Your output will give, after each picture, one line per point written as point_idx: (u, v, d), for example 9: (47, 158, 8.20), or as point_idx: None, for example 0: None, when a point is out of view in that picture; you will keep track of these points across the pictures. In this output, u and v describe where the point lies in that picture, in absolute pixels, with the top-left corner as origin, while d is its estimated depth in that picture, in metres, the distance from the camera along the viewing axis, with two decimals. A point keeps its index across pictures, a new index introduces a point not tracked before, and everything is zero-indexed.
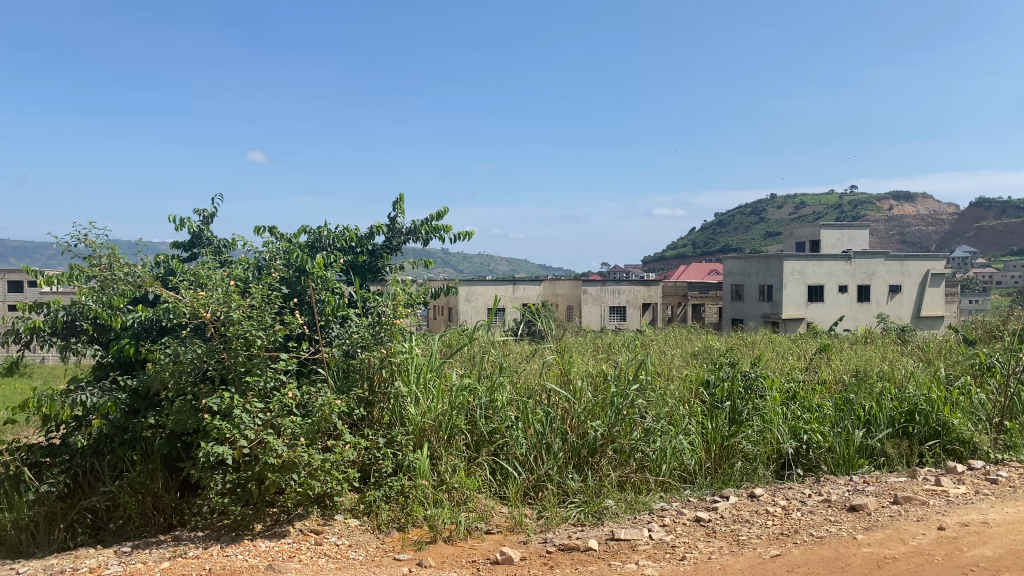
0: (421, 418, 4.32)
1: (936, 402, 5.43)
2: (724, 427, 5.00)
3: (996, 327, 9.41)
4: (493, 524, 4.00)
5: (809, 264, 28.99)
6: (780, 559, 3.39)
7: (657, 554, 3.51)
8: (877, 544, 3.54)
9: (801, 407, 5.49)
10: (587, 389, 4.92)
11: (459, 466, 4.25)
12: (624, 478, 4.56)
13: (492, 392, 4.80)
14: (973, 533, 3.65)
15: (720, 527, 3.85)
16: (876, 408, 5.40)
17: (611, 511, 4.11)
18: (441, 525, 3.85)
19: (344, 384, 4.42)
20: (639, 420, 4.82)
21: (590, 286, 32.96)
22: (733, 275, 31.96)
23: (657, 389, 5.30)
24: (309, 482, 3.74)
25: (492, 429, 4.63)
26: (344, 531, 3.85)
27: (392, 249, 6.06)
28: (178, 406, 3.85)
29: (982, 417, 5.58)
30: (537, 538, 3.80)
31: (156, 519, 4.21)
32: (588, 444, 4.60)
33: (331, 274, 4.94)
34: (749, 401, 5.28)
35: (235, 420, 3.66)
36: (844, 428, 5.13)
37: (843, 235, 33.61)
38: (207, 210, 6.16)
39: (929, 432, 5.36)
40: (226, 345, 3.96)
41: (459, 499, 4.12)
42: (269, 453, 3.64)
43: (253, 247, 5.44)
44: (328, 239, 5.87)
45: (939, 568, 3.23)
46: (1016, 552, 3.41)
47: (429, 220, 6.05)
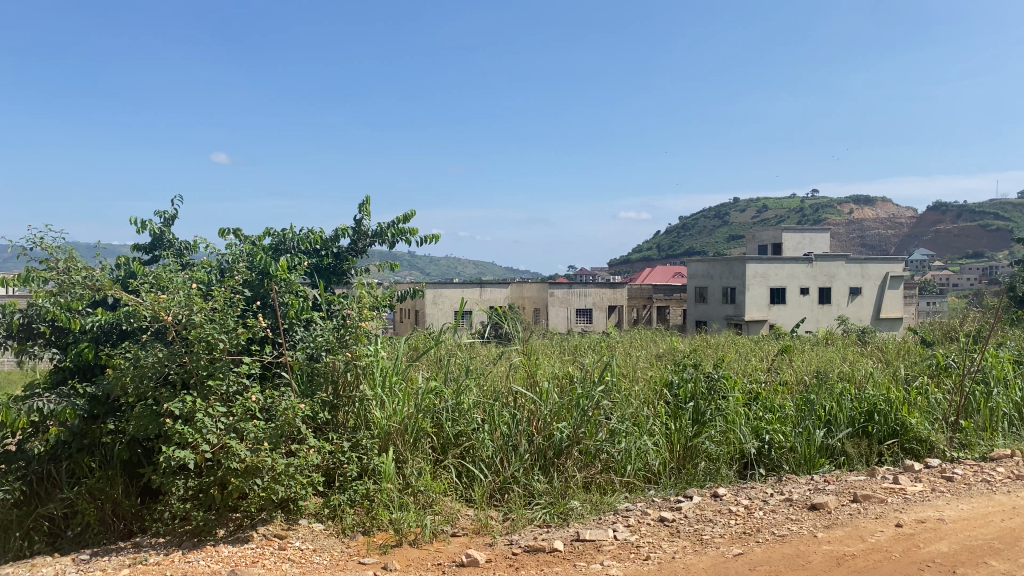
0: (387, 421, 4.33)
1: (895, 402, 5.53)
2: (688, 428, 5.06)
3: (953, 328, 9.61)
4: (459, 526, 3.99)
5: (772, 267, 29.40)
6: (743, 558, 3.43)
7: (622, 554, 3.54)
8: (836, 541, 3.60)
9: (764, 407, 5.56)
10: (554, 391, 4.93)
11: (425, 470, 4.26)
12: (590, 479, 4.58)
13: (458, 395, 4.79)
14: (929, 529, 3.73)
15: (684, 526, 3.89)
16: (836, 408, 5.48)
17: (576, 512, 4.14)
18: (407, 528, 3.84)
19: (308, 388, 4.36)
20: (605, 421, 4.86)
21: (557, 289, 33.09)
22: (697, 278, 32.31)
23: (622, 390, 5.36)
24: (273, 486, 3.69)
25: (458, 432, 4.62)
26: (308, 535, 3.82)
27: (358, 251, 6.03)
28: (138, 410, 3.77)
29: (939, 417, 5.70)
30: (503, 540, 3.80)
31: (116, 526, 4.18)
32: (554, 445, 4.62)
33: (296, 277, 4.90)
34: (712, 401, 5.35)
35: (197, 424, 3.62)
36: (805, 428, 5.21)
37: (805, 238, 34.12)
38: (168, 212, 6.10)
39: (888, 432, 5.46)
40: (187, 349, 3.91)
41: (425, 502, 4.11)
42: (232, 458, 3.62)
43: (216, 250, 5.40)
44: (293, 241, 5.82)
45: (897, 565, 3.30)
46: (970, 547, 3.49)
47: (396, 223, 6.04)
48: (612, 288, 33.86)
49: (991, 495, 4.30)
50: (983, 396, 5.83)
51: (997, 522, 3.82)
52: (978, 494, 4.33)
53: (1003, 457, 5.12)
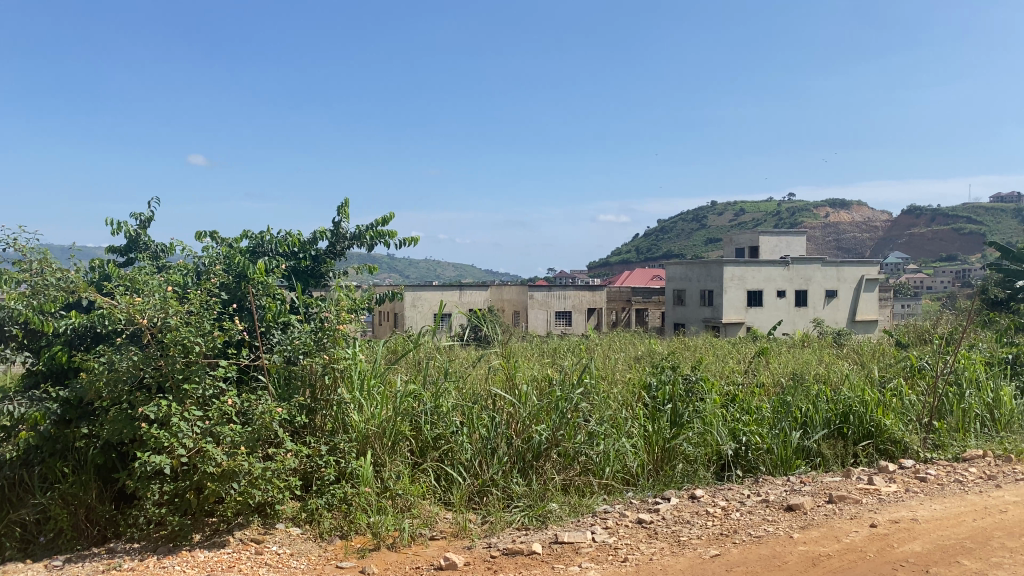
0: (365, 425, 4.31)
1: (870, 404, 5.59)
2: (666, 430, 5.08)
3: (927, 330, 9.72)
4: (437, 530, 3.99)
5: (749, 270, 29.61)
6: (720, 559, 3.45)
7: (600, 556, 3.55)
8: (812, 542, 3.63)
9: (741, 409, 5.60)
10: (533, 393, 4.93)
11: (403, 473, 4.25)
12: (568, 482, 4.59)
13: (438, 398, 4.77)
14: (902, 529, 3.77)
15: (662, 528, 3.91)
16: (812, 409, 5.53)
17: (554, 515, 4.14)
18: (385, 532, 3.83)
19: (285, 391, 4.34)
20: (583, 423, 4.87)
21: (536, 291, 33.12)
22: (675, 281, 32.48)
23: (601, 392, 5.37)
24: (249, 491, 3.66)
25: (437, 435, 4.60)
26: (285, 539, 3.80)
27: (336, 254, 6.01)
28: (113, 414, 3.73)
29: (913, 418, 5.78)
30: (481, 543, 3.80)
31: (90, 532, 4.11)
32: (533, 448, 4.63)
33: (273, 280, 4.87)
34: (690, 403, 5.38)
35: (173, 429, 3.60)
36: (781, 430, 5.26)
37: (782, 241, 34.40)
38: (145, 214, 6.03)
39: (863, 433, 5.53)
40: (163, 353, 3.88)
41: (403, 506, 4.10)
42: (208, 462, 3.61)
43: (192, 252, 5.35)
44: (270, 244, 5.77)
45: (871, 565, 3.33)
46: (943, 547, 3.53)
47: (375, 225, 6.02)
48: (591, 291, 33.95)
49: (963, 495, 4.37)
50: (955, 398, 5.91)
51: (969, 522, 3.87)
52: (951, 494, 4.38)
53: (975, 458, 5.20)
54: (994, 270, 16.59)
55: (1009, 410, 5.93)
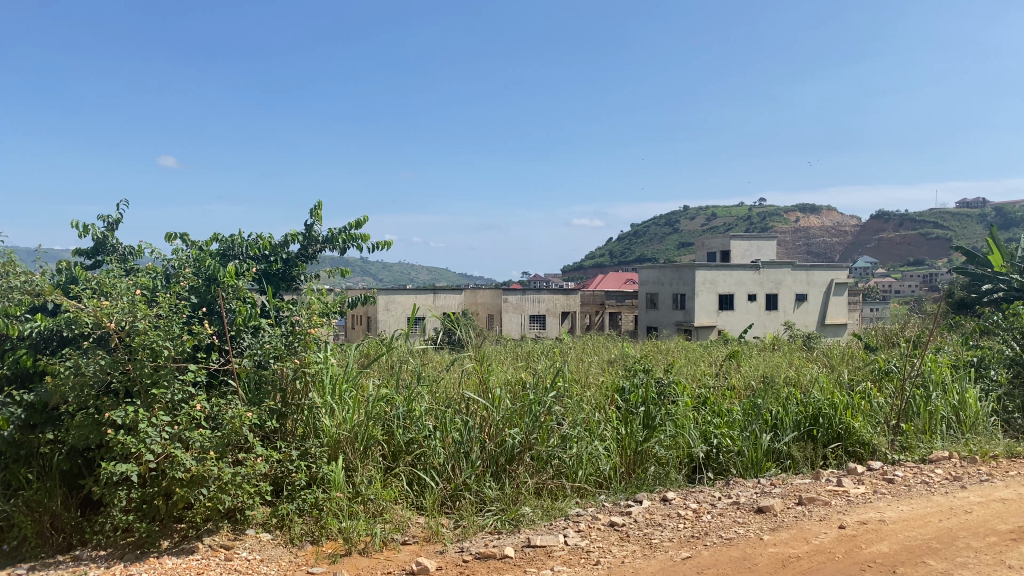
0: (336, 430, 4.29)
1: (839, 407, 5.66)
2: (639, 433, 5.10)
3: (895, 333, 9.85)
4: (409, 534, 3.97)
5: (721, 274, 29.87)
6: (691, 561, 3.47)
7: (572, 559, 3.55)
8: (782, 544, 3.66)
9: (712, 412, 5.63)
10: (506, 397, 4.93)
11: (375, 478, 4.23)
12: (541, 485, 4.60)
13: (410, 402, 4.75)
14: (870, 531, 3.82)
15: (634, 531, 3.92)
16: (782, 412, 5.58)
17: (527, 519, 4.15)
18: (356, 538, 3.81)
19: (256, 396, 4.25)
20: (557, 426, 4.88)
21: (510, 295, 33.13)
22: (648, 285, 32.66)
23: (574, 395, 5.39)
24: (219, 496, 3.65)
25: (409, 439, 4.58)
26: (255, 545, 3.76)
27: (308, 257, 5.98)
28: (79, 419, 3.68)
29: (881, 420, 5.86)
30: (454, 547, 3.79)
31: (55, 539, 4.03)
32: (506, 451, 4.62)
33: (244, 283, 4.81)
34: (662, 407, 5.40)
35: (140, 434, 3.54)
36: (752, 432, 5.31)
37: (753, 245, 34.73)
38: (112, 216, 5.96)
39: (832, 436, 5.59)
40: (131, 357, 3.81)
41: (375, 511, 4.08)
42: (177, 468, 3.56)
43: (161, 254, 5.28)
44: (240, 247, 5.73)
45: (840, 566, 3.37)
46: (910, 547, 3.59)
47: (347, 228, 6.00)
48: (566, 294, 34.02)
49: (929, 496, 4.44)
50: (922, 400, 6.00)
51: (935, 522, 3.93)
52: (918, 495, 4.45)
53: (941, 460, 5.28)
54: (960, 273, 16.86)
55: (974, 412, 6.03)
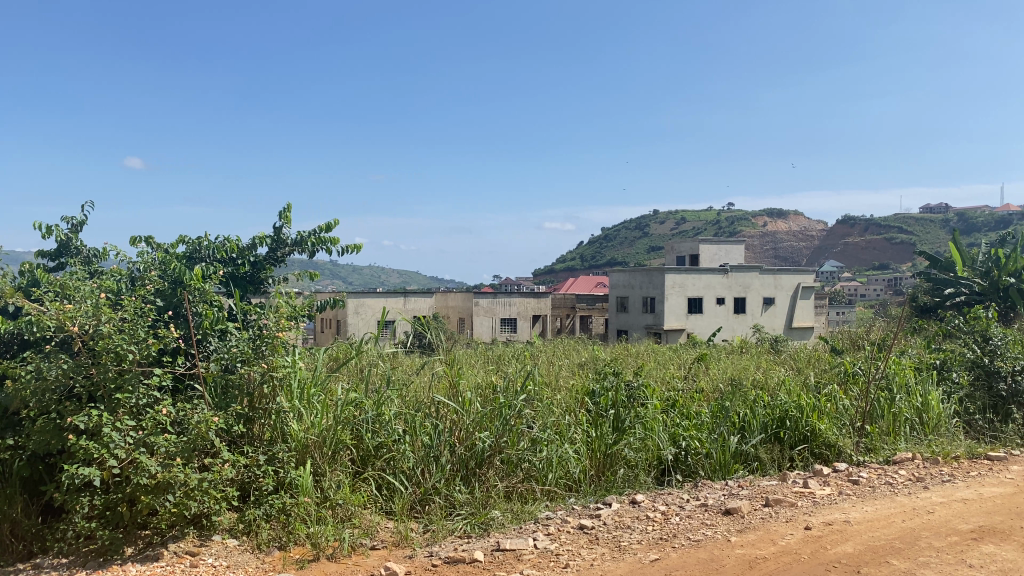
0: (304, 434, 4.24)
1: (806, 409, 5.72)
2: (608, 436, 5.13)
3: (860, 336, 10.01)
4: (378, 539, 3.95)
5: (690, 277, 30.12)
6: (659, 563, 3.50)
7: (542, 563, 3.56)
8: (749, 545, 3.70)
9: (681, 414, 5.67)
10: (477, 400, 4.92)
11: (344, 483, 4.20)
12: (511, 489, 4.60)
13: (380, 406, 4.73)
14: (835, 531, 3.87)
15: (603, 533, 3.94)
16: (749, 415, 5.64)
17: (497, 522, 4.15)
18: (324, 543, 3.78)
19: (222, 400, 4.24)
20: (527, 430, 4.88)
21: (481, 298, 33.11)
22: (618, 288, 32.84)
23: (544, 398, 5.39)
24: (185, 503, 3.60)
25: (379, 444, 4.54)
26: (222, 551, 3.72)
27: (276, 260, 5.94)
28: (40, 424, 3.61)
29: (847, 422, 5.94)
30: (423, 552, 3.78)
31: (15, 547, 3.95)
32: (476, 455, 4.62)
33: (211, 286, 4.75)
34: (632, 409, 5.43)
35: (104, 439, 3.49)
36: (719, 435, 5.36)
37: (722, 250, 35.07)
38: (77, 218, 5.89)
39: (799, 438, 5.65)
40: (95, 361, 3.77)
41: (343, 516, 4.06)
42: (141, 474, 3.51)
43: (126, 256, 5.19)
44: (208, 249, 5.69)
45: (806, 567, 3.41)
46: (874, 547, 3.64)
47: (317, 231, 5.97)
48: (537, 297, 34.07)
49: (893, 496, 4.51)
50: (886, 402, 6.10)
51: (898, 522, 4.00)
52: (882, 496, 4.52)
53: (905, 461, 5.37)
54: (924, 278, 17.18)
55: (936, 414, 6.14)
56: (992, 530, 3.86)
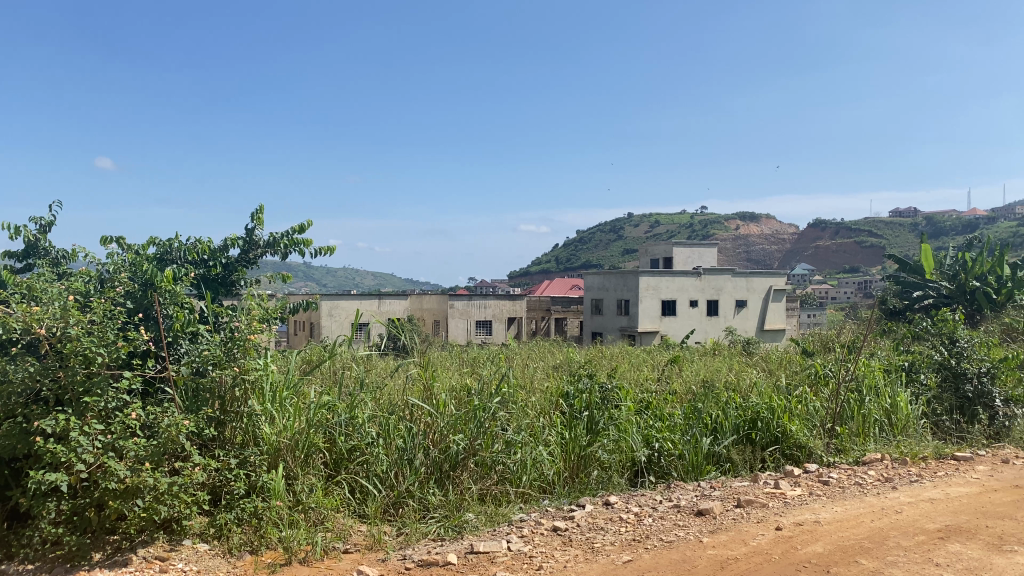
0: (276, 438, 4.21)
1: (776, 410, 5.78)
2: (582, 437, 5.14)
3: (831, 338, 10.13)
4: (351, 543, 3.93)
5: (664, 280, 30.30)
6: (632, 565, 3.52)
7: (515, 565, 3.56)
8: (721, 545, 3.73)
9: (654, 415, 5.71)
10: (451, 403, 4.91)
11: (317, 486, 4.17)
12: (485, 491, 4.60)
13: (353, 409, 4.70)
14: (805, 532, 3.91)
15: (576, 535, 3.95)
16: (721, 416, 5.67)
17: (471, 525, 4.14)
18: (296, 546, 3.75)
19: (193, 403, 4.18)
20: (501, 432, 4.88)
21: (456, 301, 33.06)
22: (592, 290, 32.95)
23: (518, 400, 5.39)
24: (154, 507, 3.54)
25: (352, 447, 4.53)
26: (192, 556, 3.68)
27: (248, 262, 5.90)
28: (6, 428, 3.55)
29: (817, 423, 6.01)
30: (396, 555, 3.76)
31: None
32: (449, 458, 4.61)
33: (181, 288, 4.71)
34: (606, 411, 5.44)
35: (72, 443, 3.43)
36: (692, 436, 5.39)
37: (696, 253, 35.32)
38: (46, 219, 5.82)
39: (770, 439, 5.70)
40: (63, 363, 3.70)
41: (316, 519, 4.04)
42: (110, 479, 3.47)
43: (95, 258, 5.12)
44: (179, 251, 5.64)
45: (776, 567, 3.44)
46: (843, 547, 3.68)
47: (289, 233, 5.94)
48: (512, 300, 34.09)
49: (862, 497, 4.57)
50: (856, 404, 6.17)
51: (867, 522, 4.05)
52: (851, 496, 4.58)
53: (874, 462, 5.44)
54: (893, 281, 17.43)
55: (905, 415, 6.22)
56: (959, 530, 3.92)
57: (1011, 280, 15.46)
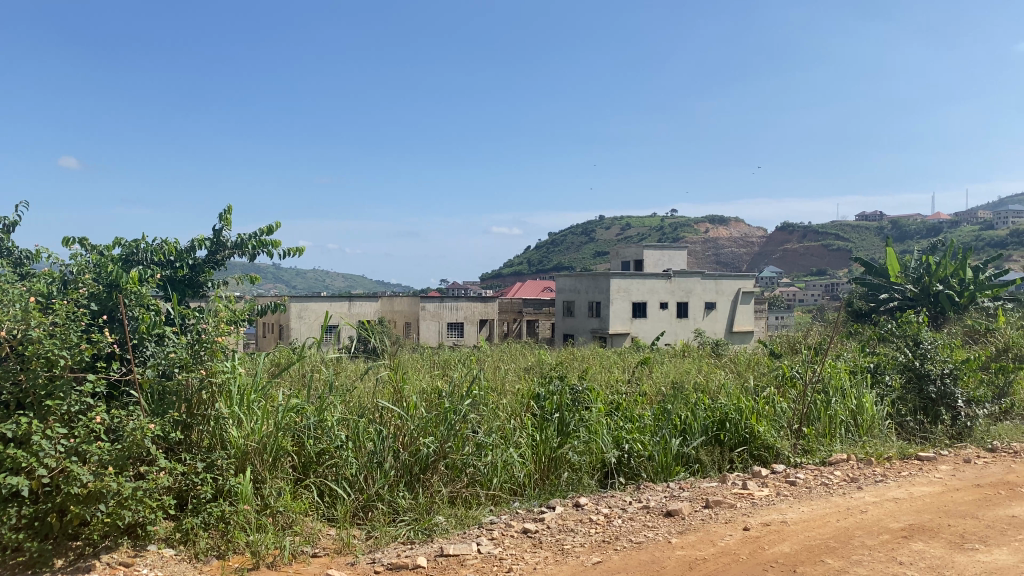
0: (244, 441, 4.19)
1: (744, 411, 5.84)
2: (553, 439, 5.15)
3: (798, 340, 10.26)
4: (320, 547, 3.90)
5: (635, 282, 30.46)
6: (601, 566, 3.53)
7: (485, 568, 3.56)
8: (689, 546, 3.76)
9: (624, 417, 5.73)
10: (422, 405, 4.90)
11: (285, 490, 4.13)
12: (455, 494, 4.58)
13: (322, 412, 4.65)
14: (773, 532, 3.96)
15: (546, 537, 3.95)
16: (691, 417, 5.71)
17: (441, 528, 4.13)
18: (265, 551, 3.73)
19: (159, 407, 4.13)
20: (471, 434, 4.86)
21: (428, 303, 32.96)
22: (564, 292, 33.04)
23: (490, 403, 5.38)
24: (118, 512, 3.52)
25: (321, 450, 4.48)
26: (157, 562, 3.63)
27: (216, 263, 5.84)
28: None
29: (784, 424, 6.07)
30: (365, 559, 3.74)
31: None
32: (420, 460, 4.58)
33: (147, 289, 4.64)
34: (576, 413, 5.45)
35: (34, 447, 3.36)
36: (662, 437, 5.43)
37: (666, 256, 35.58)
38: (8, 218, 5.71)
39: (738, 440, 5.76)
40: (24, 366, 3.62)
41: (284, 523, 4.00)
42: (73, 483, 3.40)
43: (59, 259, 5.01)
44: (145, 252, 5.56)
45: (743, 567, 3.47)
46: (810, 547, 3.72)
47: (258, 234, 5.90)
48: (483, 302, 34.08)
49: (828, 497, 4.63)
50: (823, 405, 6.24)
51: (833, 522, 4.10)
52: (817, 496, 4.64)
53: (840, 462, 5.52)
54: (859, 284, 17.70)
55: (870, 416, 6.33)
56: (922, 528, 3.99)
57: (972, 283, 15.80)
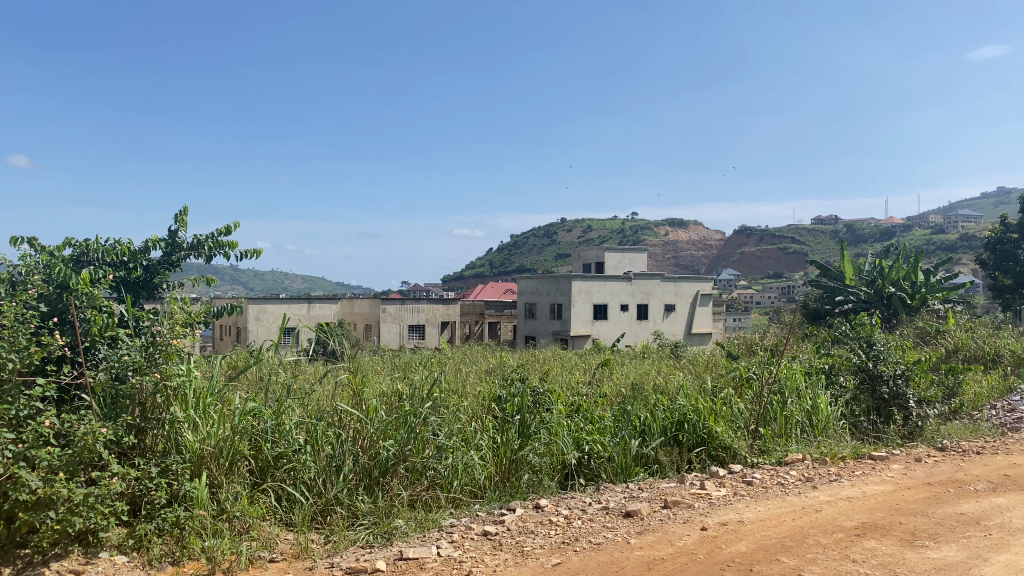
0: (200, 445, 4.12)
1: (702, 412, 5.90)
2: (514, 441, 5.15)
3: (755, 341, 10.40)
4: (278, 551, 3.86)
5: (596, 284, 30.61)
6: (561, 568, 3.54)
7: (445, 571, 3.55)
8: (648, 546, 3.79)
9: (584, 418, 5.76)
10: (381, 408, 4.86)
11: (241, 494, 4.08)
12: (415, 497, 4.57)
13: (280, 415, 4.60)
14: (730, 531, 4.00)
15: (506, 539, 3.95)
16: (650, 418, 5.76)
17: (400, 531, 4.11)
18: (220, 557, 3.66)
19: (111, 411, 4.04)
20: (432, 437, 4.85)
21: (388, 305, 32.76)
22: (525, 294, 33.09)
23: (451, 405, 5.36)
24: (68, 519, 3.43)
25: (278, 454, 4.44)
26: (109, 569, 3.55)
27: (171, 264, 5.74)
28: None
29: (742, 425, 6.14)
30: (323, 563, 3.71)
31: None
32: (380, 464, 4.56)
33: (99, 290, 4.54)
34: (537, 414, 5.47)
35: None
36: (621, 439, 5.47)
37: (627, 258, 35.84)
38: None
39: (696, 440, 5.82)
40: None
41: (241, 528, 3.96)
42: (21, 489, 3.32)
43: (5, 259, 4.86)
44: (97, 252, 5.44)
45: (701, 567, 3.51)
46: (766, 546, 3.77)
47: (215, 235, 5.81)
48: (445, 304, 33.98)
49: (783, 496, 4.70)
50: (779, 405, 6.33)
51: (788, 522, 4.16)
52: (773, 496, 4.71)
53: (795, 462, 5.61)
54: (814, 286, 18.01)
55: (824, 416, 6.45)
56: (873, 527, 4.07)
57: (923, 286, 16.18)
